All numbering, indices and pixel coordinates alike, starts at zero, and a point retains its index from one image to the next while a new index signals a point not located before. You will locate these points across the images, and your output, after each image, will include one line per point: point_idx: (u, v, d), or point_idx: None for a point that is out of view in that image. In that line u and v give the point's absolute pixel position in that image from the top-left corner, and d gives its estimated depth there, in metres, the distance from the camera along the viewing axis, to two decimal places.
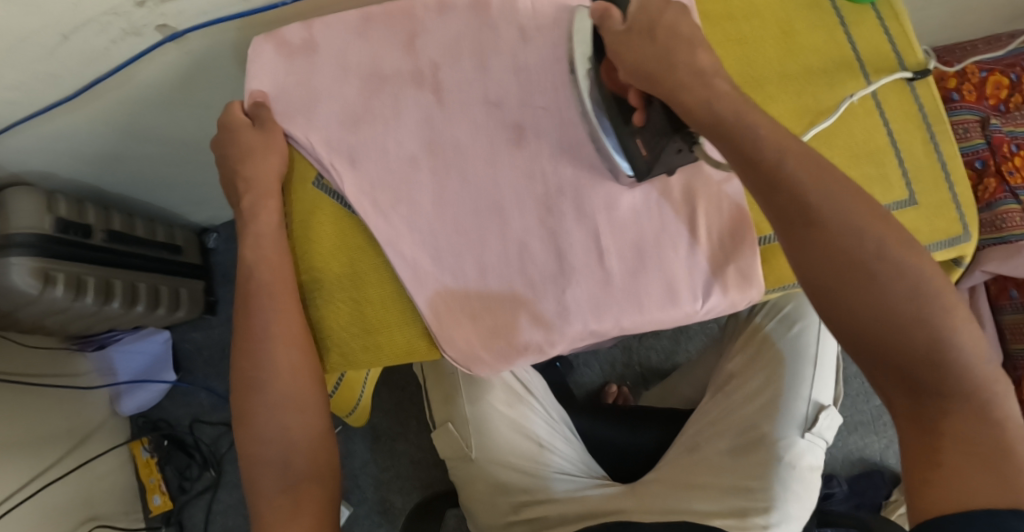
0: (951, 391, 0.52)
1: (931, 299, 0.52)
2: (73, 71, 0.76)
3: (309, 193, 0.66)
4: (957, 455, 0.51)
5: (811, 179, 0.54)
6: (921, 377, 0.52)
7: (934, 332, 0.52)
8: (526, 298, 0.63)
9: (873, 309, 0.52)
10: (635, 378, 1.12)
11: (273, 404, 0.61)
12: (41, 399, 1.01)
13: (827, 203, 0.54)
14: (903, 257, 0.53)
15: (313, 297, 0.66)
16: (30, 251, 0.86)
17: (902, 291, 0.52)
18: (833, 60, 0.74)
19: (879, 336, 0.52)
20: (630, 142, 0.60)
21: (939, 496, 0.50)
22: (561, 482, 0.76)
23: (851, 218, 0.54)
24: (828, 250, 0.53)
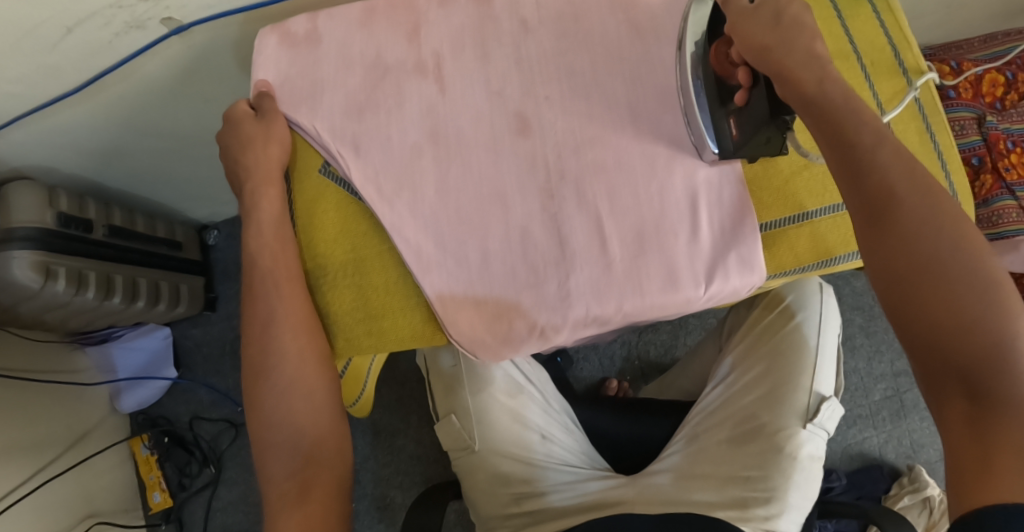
0: (1011, 399, 0.49)
1: (1003, 304, 0.51)
2: (76, 64, 0.76)
3: (314, 182, 0.67)
4: (1006, 452, 0.47)
5: (903, 171, 0.55)
6: (979, 375, 0.50)
7: (1000, 337, 0.50)
8: (521, 306, 0.62)
9: (942, 296, 0.52)
10: (635, 373, 1.12)
11: (277, 391, 0.62)
12: (41, 395, 1.01)
13: (916, 195, 0.54)
14: (983, 264, 0.52)
15: (318, 283, 0.67)
16: (32, 245, 0.87)
17: (974, 287, 0.51)
18: (828, 52, 0.74)
19: (945, 329, 0.51)
20: (723, 122, 0.60)
21: (986, 490, 0.46)
22: (563, 475, 0.77)
23: (935, 213, 0.54)
24: (902, 235, 0.54)
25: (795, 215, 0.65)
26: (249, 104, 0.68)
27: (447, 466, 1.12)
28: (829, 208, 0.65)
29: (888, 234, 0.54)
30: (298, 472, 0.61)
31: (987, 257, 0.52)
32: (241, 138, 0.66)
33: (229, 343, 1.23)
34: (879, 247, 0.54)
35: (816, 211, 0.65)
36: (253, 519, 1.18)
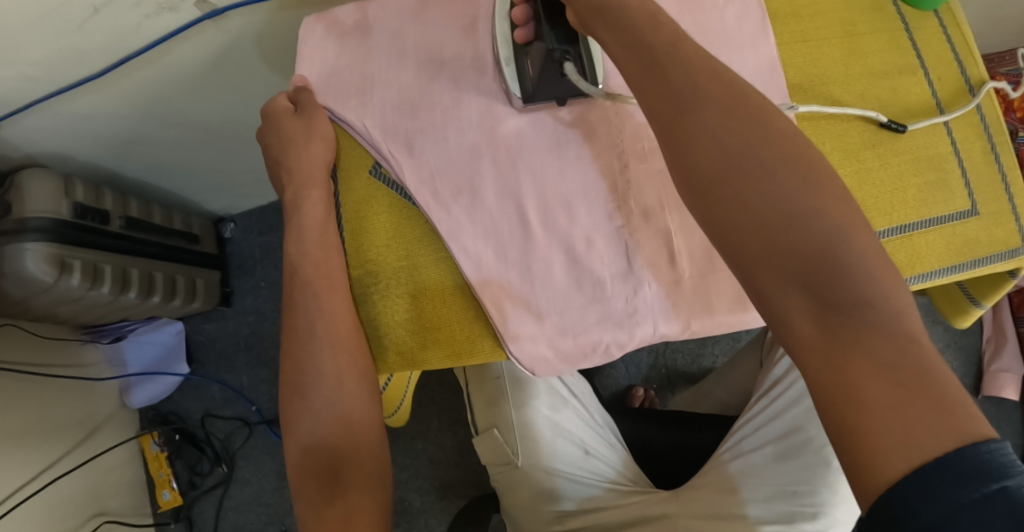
0: (852, 303, 0.44)
1: (831, 206, 0.47)
2: (101, 48, 0.72)
3: (363, 182, 0.65)
4: (873, 374, 0.42)
5: (713, 88, 0.50)
6: (821, 285, 0.45)
7: (822, 244, 0.45)
8: (513, 290, 0.62)
9: (777, 219, 0.46)
10: (661, 381, 1.10)
11: (321, 410, 0.59)
12: (48, 390, 0.96)
13: (727, 119, 0.49)
14: (793, 170, 0.48)
15: (365, 291, 0.64)
16: (46, 236, 0.82)
17: (801, 198, 0.47)
18: (896, 64, 0.71)
19: (768, 247, 0.46)
20: (523, 62, 0.62)
21: (874, 458, 0.40)
22: (606, 489, 0.75)
23: (750, 124, 0.49)
24: (713, 171, 0.49)
25: None
26: (288, 98, 0.67)
27: (468, 473, 1.10)
28: (895, 229, 0.67)
29: (701, 169, 0.49)
30: (338, 498, 0.57)
31: (801, 167, 0.48)
32: (286, 137, 0.64)
33: (243, 339, 1.19)
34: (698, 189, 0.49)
35: (883, 230, 0.67)
36: (264, 520, 1.14)
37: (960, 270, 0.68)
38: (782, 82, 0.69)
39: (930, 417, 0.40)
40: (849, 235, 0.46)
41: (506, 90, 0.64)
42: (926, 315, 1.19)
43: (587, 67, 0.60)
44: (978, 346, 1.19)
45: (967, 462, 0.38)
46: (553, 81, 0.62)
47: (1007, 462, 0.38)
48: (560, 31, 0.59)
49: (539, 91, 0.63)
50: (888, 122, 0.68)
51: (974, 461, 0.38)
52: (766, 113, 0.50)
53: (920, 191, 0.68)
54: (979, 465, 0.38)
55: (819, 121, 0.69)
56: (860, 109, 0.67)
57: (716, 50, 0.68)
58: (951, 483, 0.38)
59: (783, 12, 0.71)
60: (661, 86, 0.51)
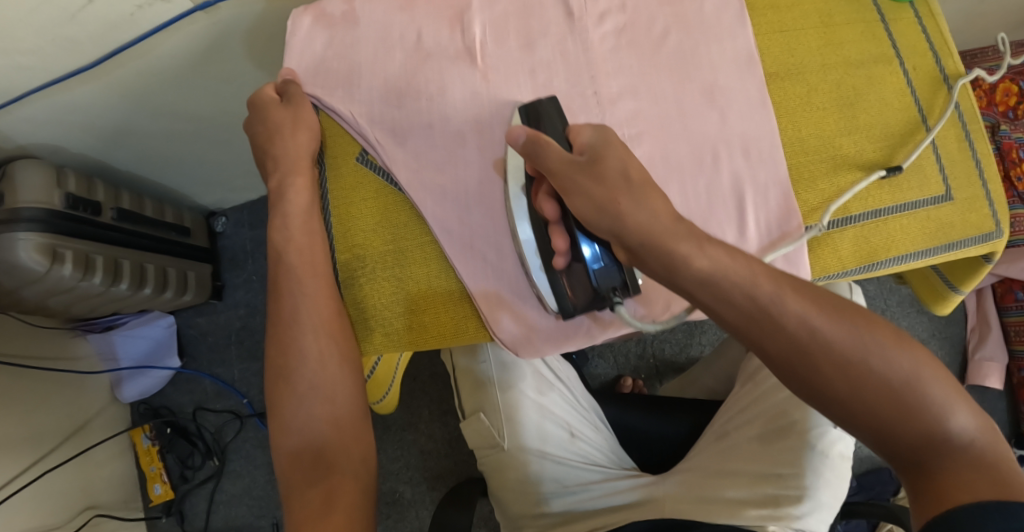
0: (947, 446, 0.47)
1: (904, 364, 0.48)
2: (94, 38, 0.73)
3: (352, 168, 0.66)
4: (960, 486, 0.44)
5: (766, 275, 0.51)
6: (918, 440, 0.47)
7: (910, 403, 0.47)
8: (510, 301, 0.63)
9: (868, 385, 0.48)
10: (649, 371, 1.11)
11: (305, 392, 0.60)
12: (37, 382, 0.97)
13: (785, 289, 0.51)
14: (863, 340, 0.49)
15: (352, 276, 0.65)
16: (38, 226, 0.83)
17: (879, 358, 0.48)
18: (870, 54, 0.73)
19: (862, 417, 0.48)
20: (561, 285, 0.60)
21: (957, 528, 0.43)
22: (592, 473, 0.77)
23: (817, 295, 0.51)
24: (809, 353, 0.48)
25: (840, 219, 0.69)
26: (275, 88, 0.67)
27: (458, 462, 1.10)
28: (871, 214, 0.69)
29: (780, 352, 0.49)
30: (322, 480, 0.56)
31: (866, 335, 0.49)
32: (273, 126, 0.65)
33: (234, 333, 1.20)
34: (791, 369, 0.49)
35: (860, 215, 0.69)
36: (256, 514, 1.14)
37: (934, 255, 0.70)
38: (761, 69, 0.70)
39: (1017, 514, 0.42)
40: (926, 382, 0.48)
41: (540, 297, 0.62)
42: (910, 305, 1.20)
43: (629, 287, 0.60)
44: (962, 336, 1.21)
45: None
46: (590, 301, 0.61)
47: None
48: (610, 263, 0.58)
49: (578, 307, 0.61)
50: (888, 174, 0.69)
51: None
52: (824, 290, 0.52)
53: (894, 176, 0.70)
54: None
55: (793, 108, 0.70)
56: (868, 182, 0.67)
57: (696, 38, 0.70)
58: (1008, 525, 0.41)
59: (761, 3, 0.73)
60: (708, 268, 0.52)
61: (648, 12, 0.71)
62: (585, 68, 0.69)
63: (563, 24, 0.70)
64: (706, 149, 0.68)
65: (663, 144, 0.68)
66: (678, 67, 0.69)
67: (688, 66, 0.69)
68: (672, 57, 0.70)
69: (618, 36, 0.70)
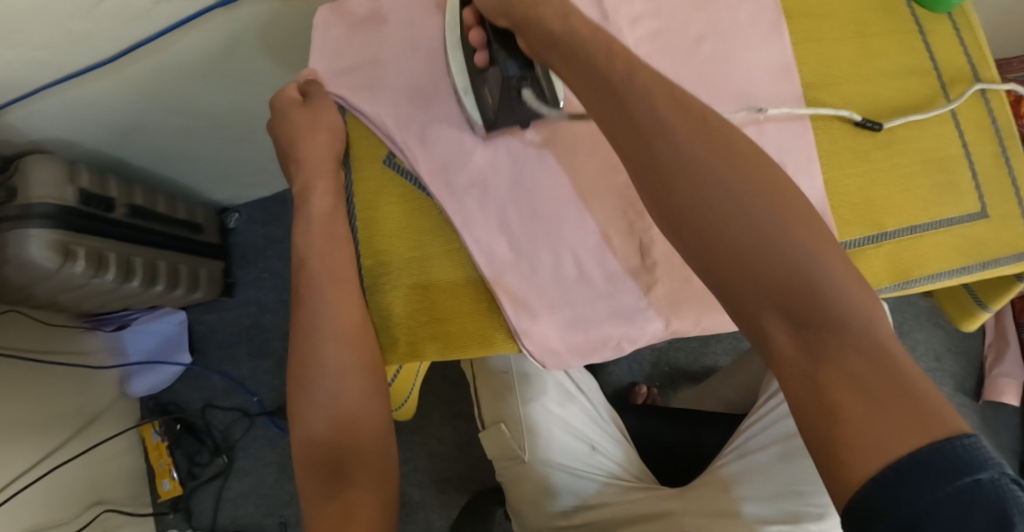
0: (827, 317, 0.45)
1: (795, 235, 0.47)
2: (111, 33, 0.71)
3: (376, 171, 0.65)
4: (849, 385, 0.42)
5: (677, 118, 0.50)
6: (797, 305, 0.45)
7: (792, 267, 0.46)
8: (533, 306, 0.61)
9: (758, 253, 0.47)
10: (663, 379, 1.10)
11: (325, 405, 0.58)
12: (45, 378, 0.96)
13: (694, 140, 0.49)
14: (755, 197, 0.48)
15: (377, 282, 0.63)
16: (50, 222, 0.81)
17: (773, 228, 0.47)
18: (907, 66, 0.71)
19: (740, 267, 0.47)
20: (479, 86, 0.61)
21: (858, 465, 0.40)
22: (611, 487, 0.76)
23: (722, 155, 0.49)
24: (690, 192, 0.48)
25: (874, 234, 0.67)
26: (298, 89, 0.67)
27: (468, 467, 1.10)
28: (906, 230, 0.67)
29: (674, 195, 0.49)
30: (339, 494, 0.55)
31: (758, 194, 0.48)
32: (291, 126, 0.64)
33: (245, 330, 1.19)
34: (676, 207, 0.49)
35: (894, 230, 0.67)
36: (263, 512, 1.13)
37: (968, 273, 0.68)
38: (796, 81, 0.69)
39: (908, 423, 0.40)
40: (819, 256, 0.47)
41: (468, 118, 0.63)
42: (926, 319, 1.19)
43: (548, 91, 0.59)
44: (979, 351, 1.19)
45: (943, 460, 0.38)
46: (511, 108, 0.60)
47: (982, 455, 0.39)
48: (516, 56, 0.58)
49: (501, 120, 0.61)
50: (862, 121, 0.68)
51: (952, 457, 0.38)
52: (728, 138, 0.51)
53: (929, 192, 0.68)
54: (955, 460, 0.38)
55: (831, 120, 0.68)
56: (833, 109, 0.66)
57: (731, 46, 0.68)
58: (926, 479, 0.38)
59: (797, 11, 0.71)
60: (621, 116, 0.51)
61: (681, 17, 0.69)
62: None
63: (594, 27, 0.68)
64: None
65: None
66: (710, 76, 0.68)
67: (721, 75, 0.68)
68: (706, 66, 0.68)
69: (650, 42, 0.68)
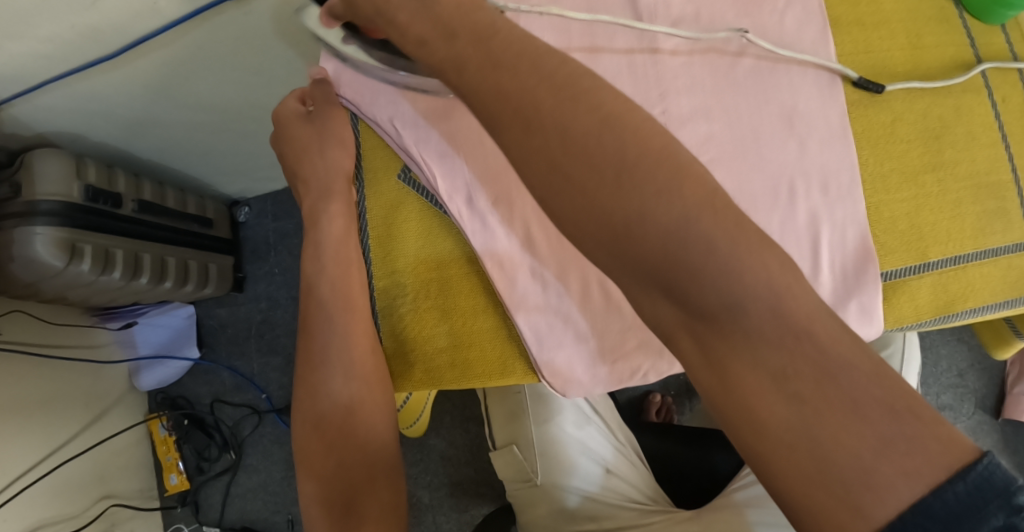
0: (721, 305, 0.39)
1: (670, 199, 0.40)
2: (117, 27, 0.68)
3: (392, 185, 0.62)
4: (764, 389, 0.38)
5: (555, 101, 0.42)
6: (685, 293, 0.40)
7: (670, 242, 0.40)
8: (558, 334, 0.59)
9: (631, 231, 0.41)
10: (679, 388, 1.07)
11: (335, 442, 0.57)
12: (53, 373, 0.94)
13: (569, 124, 0.42)
14: (644, 167, 0.41)
15: (391, 304, 0.61)
16: (56, 220, 0.79)
17: (641, 194, 0.40)
18: (959, 82, 0.67)
19: (621, 256, 0.41)
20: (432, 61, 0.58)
21: (831, 510, 0.35)
22: (627, 510, 0.74)
23: (563, 134, 0.42)
24: (580, 179, 0.42)
25: (918, 264, 0.63)
26: (298, 99, 0.64)
27: (479, 471, 1.08)
28: (950, 261, 0.64)
29: (567, 196, 0.42)
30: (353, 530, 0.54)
31: (638, 161, 0.41)
32: (298, 145, 0.62)
33: (255, 326, 1.17)
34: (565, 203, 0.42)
35: (938, 260, 0.63)
36: (271, 509, 1.13)
37: (1010, 306, 0.65)
38: (844, 97, 0.64)
39: (850, 428, 0.36)
40: (698, 216, 0.40)
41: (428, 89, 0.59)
42: (952, 334, 1.16)
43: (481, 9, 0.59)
44: (1003, 368, 1.16)
45: (938, 518, 0.34)
46: None
47: (986, 501, 0.34)
48: None
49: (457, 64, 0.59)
50: (860, 79, 0.64)
51: (947, 510, 0.34)
52: (596, 100, 0.42)
53: (977, 220, 0.64)
54: (952, 514, 0.34)
55: (878, 139, 0.65)
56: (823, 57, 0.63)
57: (774, 57, 0.64)
58: None
59: (847, 19, 0.67)
60: (512, 113, 0.43)
61: (723, 24, 0.65)
62: (651, 82, 0.63)
63: (627, 33, 0.64)
64: (780, 181, 0.62)
65: (737, 175, 0.62)
66: (751, 89, 0.63)
67: (763, 89, 0.64)
68: (748, 77, 0.64)
69: (687, 51, 0.64)
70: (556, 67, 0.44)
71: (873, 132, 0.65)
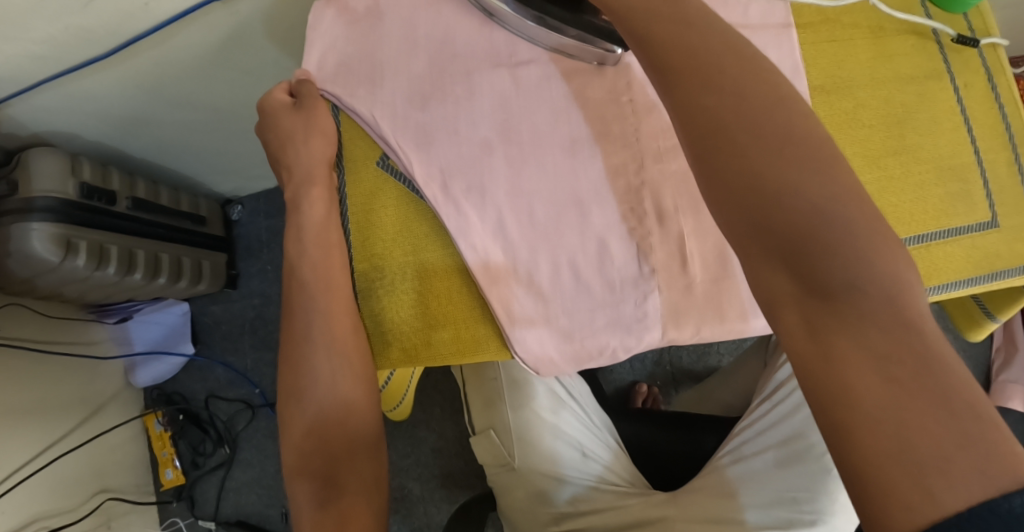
0: (845, 285, 0.42)
1: (815, 186, 0.44)
2: (109, 28, 0.70)
3: (371, 173, 0.64)
4: (867, 364, 0.40)
5: (731, 78, 0.48)
6: (809, 269, 0.43)
7: (810, 222, 0.43)
8: (531, 314, 0.61)
9: (769, 206, 0.44)
10: (665, 378, 1.09)
11: (314, 420, 0.59)
12: (49, 369, 0.96)
13: (735, 106, 0.47)
14: (800, 158, 0.45)
15: (370, 286, 0.63)
16: (52, 216, 0.81)
17: (795, 173, 0.44)
18: (922, 69, 0.69)
19: (756, 225, 0.45)
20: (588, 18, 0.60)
21: (897, 485, 0.37)
22: (601, 493, 0.77)
23: (738, 103, 0.47)
24: (739, 148, 0.46)
25: None
26: (286, 89, 0.65)
27: (469, 462, 1.10)
28: (913, 239, 0.66)
29: (719, 159, 0.46)
30: (333, 502, 0.56)
31: (797, 151, 0.45)
32: (284, 134, 0.63)
33: (248, 322, 1.20)
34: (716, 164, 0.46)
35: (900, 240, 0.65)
36: (265, 502, 1.14)
37: (978, 284, 0.67)
38: (806, 83, 0.67)
39: (936, 418, 0.37)
40: (845, 203, 0.44)
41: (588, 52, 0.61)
42: (936, 323, 1.18)
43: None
44: (987, 356, 1.17)
45: (998, 518, 0.34)
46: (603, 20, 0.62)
47: None
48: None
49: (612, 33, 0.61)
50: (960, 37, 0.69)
51: (1006, 513, 0.34)
52: (766, 90, 0.48)
53: (938, 201, 0.67)
54: (1011, 517, 0.34)
55: (840, 124, 0.67)
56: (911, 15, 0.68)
57: None
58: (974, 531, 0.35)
59: (809, 10, 0.69)
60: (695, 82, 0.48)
61: None
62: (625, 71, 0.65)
63: None
64: None
65: None
66: None
67: None
68: None
69: None
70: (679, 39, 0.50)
71: (835, 117, 0.67)
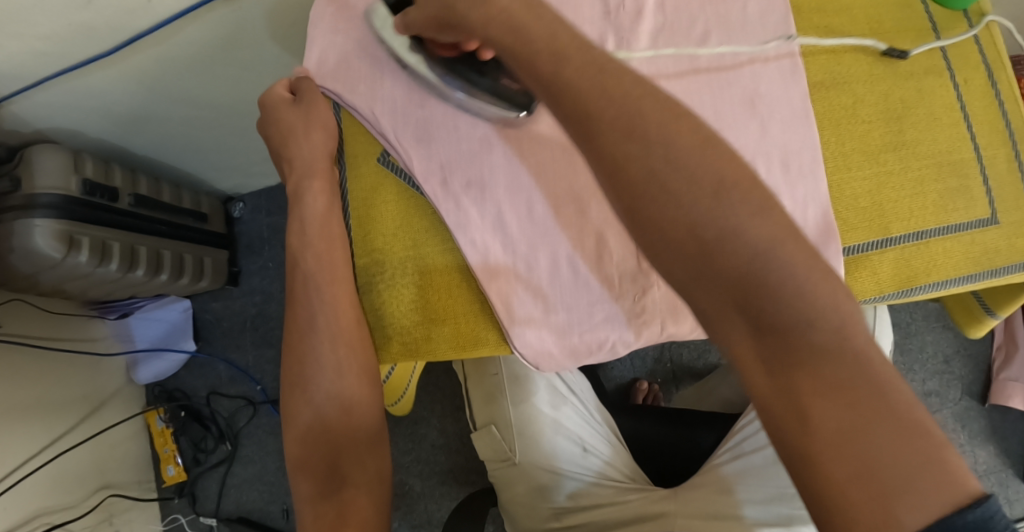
0: (792, 325, 0.42)
1: (754, 225, 0.44)
2: (111, 24, 0.71)
3: (372, 168, 0.64)
4: (821, 397, 0.41)
5: (659, 121, 0.47)
6: (757, 310, 0.43)
7: (753, 264, 0.43)
8: (531, 308, 0.61)
9: (714, 250, 0.44)
10: (666, 375, 1.09)
11: (316, 413, 0.59)
12: (52, 365, 0.97)
13: (667, 146, 0.46)
14: (734, 201, 0.45)
15: (370, 281, 0.63)
16: (54, 212, 0.82)
17: (733, 214, 0.45)
18: (921, 65, 0.69)
19: (701, 271, 0.45)
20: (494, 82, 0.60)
21: (861, 510, 0.38)
22: (601, 488, 0.77)
23: (665, 149, 0.46)
24: (675, 195, 0.45)
25: (881, 239, 0.65)
26: (287, 86, 0.65)
27: (470, 459, 1.10)
28: (913, 235, 0.66)
29: (654, 207, 0.46)
30: (335, 494, 0.56)
31: (734, 193, 0.45)
32: (285, 127, 0.63)
33: (249, 319, 1.20)
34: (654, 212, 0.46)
35: (900, 236, 0.65)
36: (266, 499, 1.15)
37: (978, 280, 0.67)
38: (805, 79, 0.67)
39: (897, 438, 0.38)
40: (783, 243, 0.44)
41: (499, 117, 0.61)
42: (937, 320, 1.17)
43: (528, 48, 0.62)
44: (988, 354, 1.17)
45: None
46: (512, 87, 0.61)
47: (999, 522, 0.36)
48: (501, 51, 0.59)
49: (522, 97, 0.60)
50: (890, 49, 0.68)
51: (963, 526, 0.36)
52: (695, 128, 0.47)
53: (937, 197, 0.67)
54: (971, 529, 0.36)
55: (838, 120, 0.67)
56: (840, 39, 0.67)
57: (738, 43, 0.67)
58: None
59: (809, 6, 0.69)
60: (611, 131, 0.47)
61: (689, 12, 0.68)
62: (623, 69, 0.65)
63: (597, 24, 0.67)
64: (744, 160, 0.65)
65: None
66: (715, 74, 0.66)
67: (728, 74, 0.66)
68: (713, 63, 0.66)
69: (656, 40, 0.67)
70: (608, 64, 0.49)
71: (833, 114, 0.67)
